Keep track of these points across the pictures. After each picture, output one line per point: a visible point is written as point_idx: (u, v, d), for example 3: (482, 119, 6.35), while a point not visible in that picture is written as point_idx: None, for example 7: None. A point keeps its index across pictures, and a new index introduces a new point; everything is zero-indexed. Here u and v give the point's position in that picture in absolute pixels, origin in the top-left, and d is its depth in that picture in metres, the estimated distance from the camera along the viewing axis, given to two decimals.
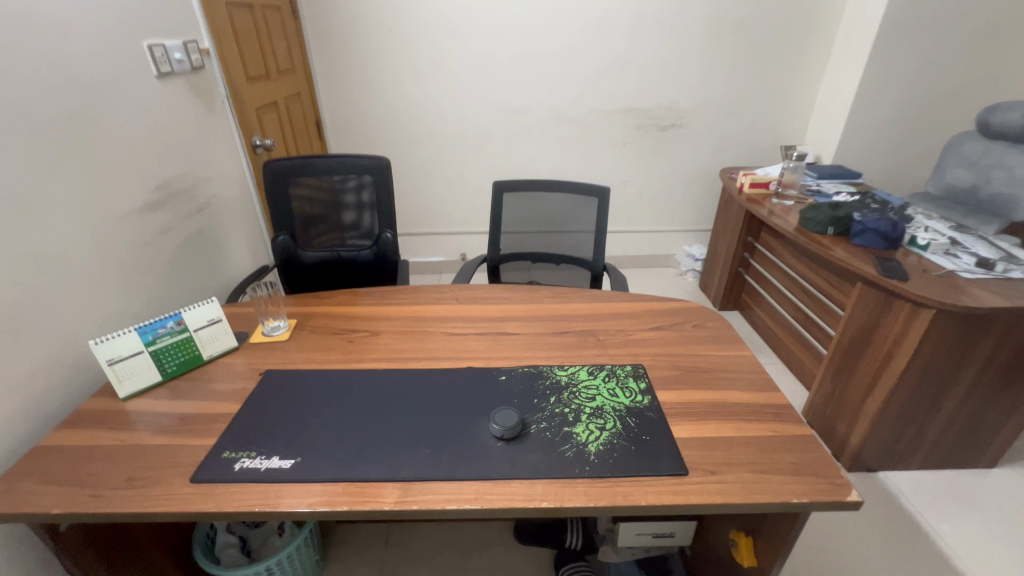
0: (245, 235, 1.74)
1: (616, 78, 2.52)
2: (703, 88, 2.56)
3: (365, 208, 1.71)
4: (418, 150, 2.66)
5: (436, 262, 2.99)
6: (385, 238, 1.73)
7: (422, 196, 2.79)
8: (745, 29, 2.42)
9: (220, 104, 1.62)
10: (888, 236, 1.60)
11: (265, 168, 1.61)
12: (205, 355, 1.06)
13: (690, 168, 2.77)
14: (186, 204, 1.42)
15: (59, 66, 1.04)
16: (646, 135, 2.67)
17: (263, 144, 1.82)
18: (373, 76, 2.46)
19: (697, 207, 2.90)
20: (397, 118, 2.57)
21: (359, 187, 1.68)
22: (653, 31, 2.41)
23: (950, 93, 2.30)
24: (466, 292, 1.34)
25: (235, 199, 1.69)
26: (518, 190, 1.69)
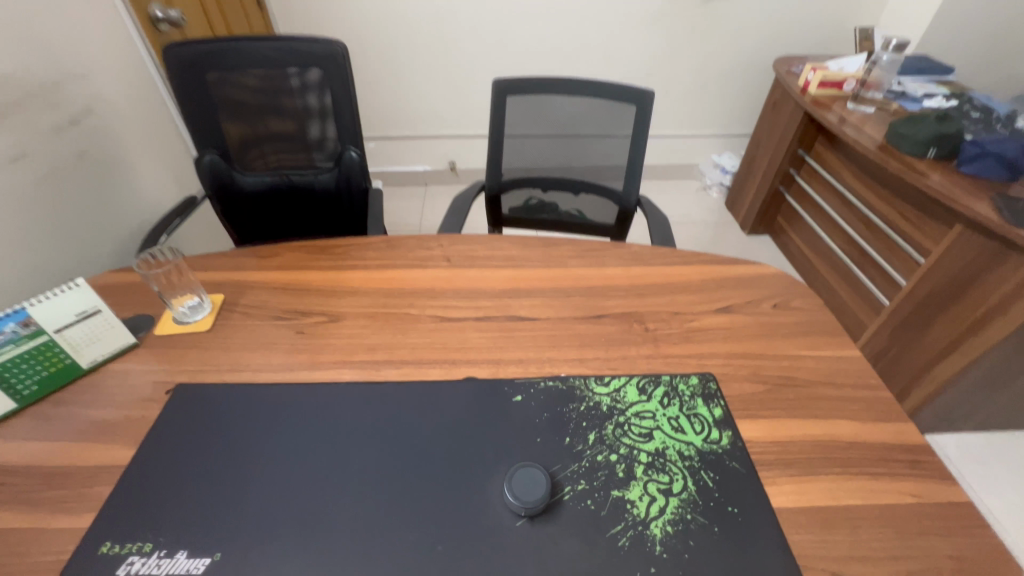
0: (159, 153, 1.29)
1: None
2: None
3: (317, 115, 1.25)
4: (389, 26, 2.05)
5: (420, 172, 2.54)
6: (349, 158, 1.30)
7: (398, 88, 2.24)
8: None
9: None
10: (1011, 164, 1.22)
11: (166, 52, 1.12)
12: (83, 363, 0.73)
13: (733, 56, 2.22)
14: (45, 111, 0.97)
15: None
16: (684, 9, 2.07)
17: (168, 16, 1.24)
18: None
19: (733, 106, 2.40)
20: None
21: (307, 84, 1.21)
22: None
23: None
24: (460, 249, 0.98)
25: (136, 101, 1.22)
26: (527, 92, 1.24)
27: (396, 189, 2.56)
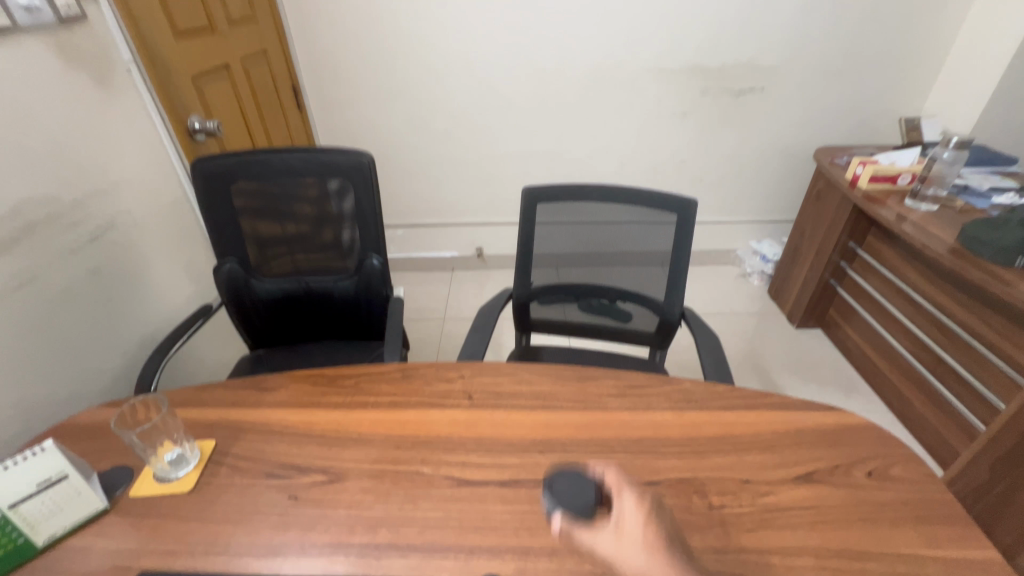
0: (176, 261, 1.27)
1: (680, 25, 1.89)
2: (796, 40, 1.92)
3: (340, 222, 1.21)
4: (420, 123, 2.11)
5: (447, 257, 2.50)
6: (370, 266, 1.24)
7: (428, 179, 2.27)
8: None
9: (121, 73, 1.12)
10: None
11: (195, 165, 1.11)
12: (38, 540, 0.62)
13: (767, 145, 2.17)
14: (61, 233, 0.96)
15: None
16: (715, 101, 2.06)
17: (204, 126, 1.30)
18: (364, 24, 1.89)
19: (770, 193, 2.32)
20: (395, 80, 2.01)
21: (332, 193, 1.18)
22: None
23: None
24: (483, 382, 0.87)
25: (161, 212, 1.22)
26: (559, 200, 1.17)
27: (421, 274, 2.52)
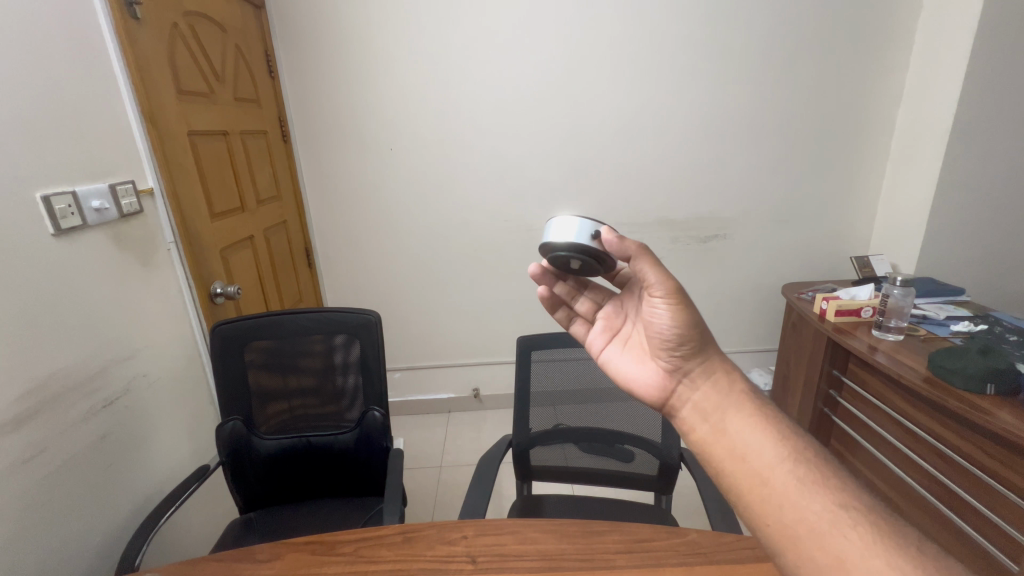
0: (179, 420, 1.30)
1: (646, 189, 2.19)
2: (746, 196, 2.22)
3: (345, 375, 1.27)
4: (421, 275, 2.30)
5: (443, 399, 2.51)
6: (372, 418, 1.27)
7: (427, 324, 2.39)
8: (792, 131, 2.13)
9: (162, 253, 1.28)
10: None
11: (214, 330, 1.21)
12: None
13: (738, 283, 2.37)
14: (80, 401, 1.01)
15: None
16: (685, 248, 2.30)
17: (225, 290, 1.47)
18: (372, 198, 2.17)
19: (749, 325, 2.46)
20: (399, 240, 2.24)
21: (339, 348, 1.26)
22: (685, 140, 2.12)
23: None
24: (487, 544, 0.84)
25: (173, 372, 1.29)
26: (551, 346, 1.26)
27: (417, 418, 2.50)
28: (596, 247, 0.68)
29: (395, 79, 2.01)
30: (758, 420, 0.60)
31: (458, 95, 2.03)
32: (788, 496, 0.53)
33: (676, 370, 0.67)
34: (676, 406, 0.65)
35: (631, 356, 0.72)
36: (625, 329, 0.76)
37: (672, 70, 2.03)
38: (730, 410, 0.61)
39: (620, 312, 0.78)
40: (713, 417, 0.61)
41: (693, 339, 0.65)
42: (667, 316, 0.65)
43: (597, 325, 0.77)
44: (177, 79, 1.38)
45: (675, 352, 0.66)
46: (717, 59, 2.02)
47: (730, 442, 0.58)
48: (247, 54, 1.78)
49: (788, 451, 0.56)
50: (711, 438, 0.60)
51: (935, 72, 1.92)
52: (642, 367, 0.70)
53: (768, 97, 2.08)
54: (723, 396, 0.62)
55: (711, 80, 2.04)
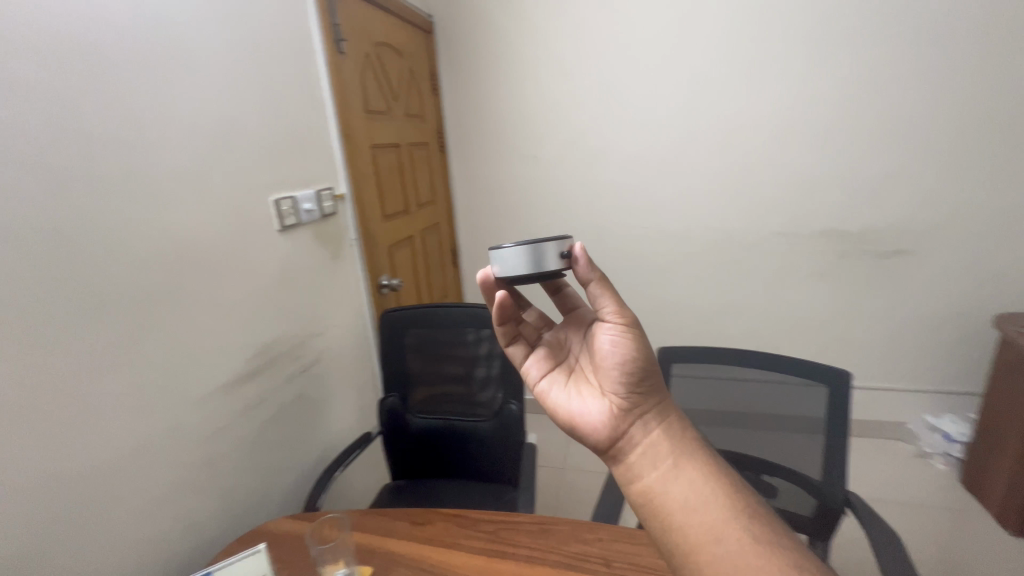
0: (352, 390, 1.53)
1: (810, 197, 1.95)
2: (949, 206, 1.85)
3: (488, 368, 1.37)
4: None
5: None
6: (510, 410, 1.35)
7: None
8: (1023, 125, 1.71)
9: (347, 248, 1.52)
10: None
11: (383, 316, 1.39)
12: None
13: (931, 310, 1.98)
14: (288, 365, 1.25)
15: (163, 219, 0.94)
16: (858, 264, 1.99)
17: (390, 283, 1.69)
18: (514, 203, 2.29)
19: (941, 362, 2.03)
20: (536, 244, 2.32)
21: (484, 342, 1.36)
22: (866, 140, 1.84)
23: None
24: (622, 550, 0.84)
25: (350, 349, 1.52)
26: (694, 361, 1.20)
27: (542, 418, 2.56)
28: (558, 265, 0.64)
29: (543, 91, 2.10)
30: (699, 468, 0.56)
31: (603, 102, 2.04)
32: (738, 557, 0.50)
33: (623, 412, 0.61)
34: (624, 451, 0.59)
35: (573, 392, 0.65)
36: (566, 361, 0.70)
37: (853, 61, 1.78)
38: (681, 456, 0.57)
39: (561, 343, 0.72)
40: (665, 464, 0.57)
41: (648, 377, 0.61)
42: (619, 347, 0.61)
43: (535, 352, 0.71)
44: (367, 100, 1.63)
45: (626, 391, 0.61)
46: (918, 45, 1.72)
47: (679, 493, 0.55)
48: (418, 75, 2.03)
49: (735, 506, 0.54)
50: (657, 486, 0.56)
51: None
52: (586, 401, 0.64)
53: (990, 84, 1.70)
54: (673, 442, 0.59)
55: (907, 70, 1.74)
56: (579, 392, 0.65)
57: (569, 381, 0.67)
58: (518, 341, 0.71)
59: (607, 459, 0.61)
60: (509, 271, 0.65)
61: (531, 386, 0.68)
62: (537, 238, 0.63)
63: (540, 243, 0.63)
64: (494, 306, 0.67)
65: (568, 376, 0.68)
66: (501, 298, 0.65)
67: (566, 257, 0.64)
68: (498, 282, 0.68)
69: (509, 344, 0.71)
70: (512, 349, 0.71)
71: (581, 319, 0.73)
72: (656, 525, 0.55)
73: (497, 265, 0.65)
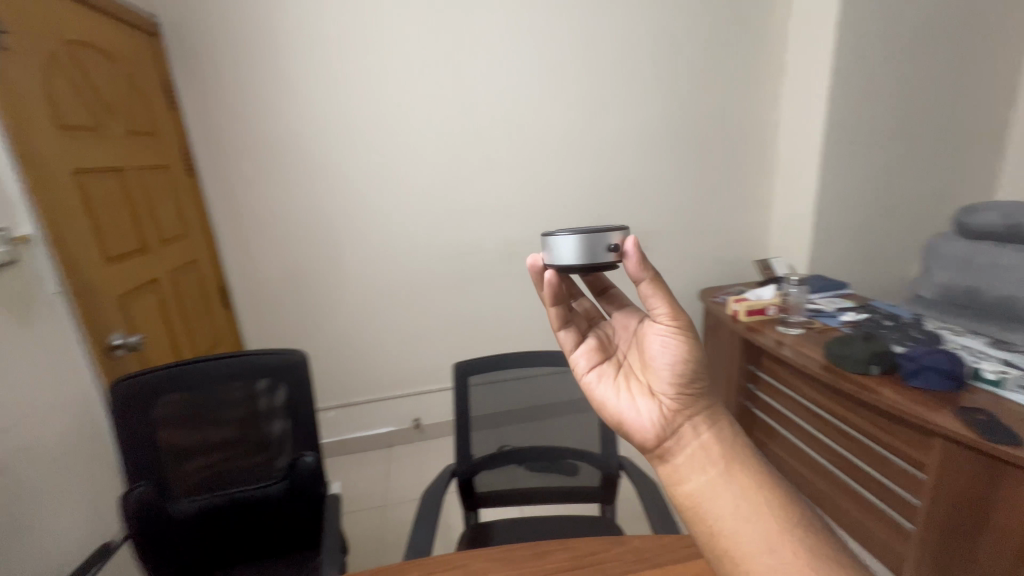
0: (64, 498, 1.14)
1: (568, 207, 2.27)
2: (662, 208, 2.38)
3: (273, 421, 1.19)
4: (349, 308, 2.19)
5: (385, 433, 2.40)
6: (303, 462, 1.20)
7: (359, 359, 2.27)
8: (693, 148, 2.33)
9: (42, 305, 1.14)
10: (952, 374, 1.28)
11: (113, 388, 1.07)
12: None
13: None
14: None
15: None
16: None
17: (125, 341, 1.34)
18: (290, 229, 2.06)
19: None
20: (323, 272, 2.13)
21: (263, 392, 1.18)
22: (601, 158, 2.24)
23: (904, 194, 2.30)
24: None
25: (53, 444, 1.14)
26: (487, 369, 1.26)
27: (357, 458, 2.36)
28: (610, 257, 0.68)
29: (310, 106, 1.94)
30: (736, 478, 0.59)
31: (377, 121, 2.00)
32: (795, 566, 0.53)
33: (673, 413, 0.65)
34: (672, 451, 0.63)
35: (623, 387, 0.70)
36: (615, 356, 0.75)
37: (585, 92, 2.15)
38: (734, 462, 0.60)
39: (613, 337, 0.78)
40: (714, 469, 0.59)
41: (696, 381, 0.65)
42: (668, 350, 0.65)
43: (587, 343, 0.76)
44: (58, 106, 1.26)
45: (675, 391, 0.65)
46: (624, 82, 2.18)
47: (726, 501, 0.57)
48: (139, 83, 1.66)
49: (785, 515, 0.56)
50: (705, 492, 0.59)
51: (805, 92, 2.21)
52: (634, 401, 0.68)
53: (670, 116, 2.26)
54: (721, 445, 0.62)
55: (620, 102, 2.20)
56: (629, 390, 0.69)
57: (618, 376, 0.72)
58: (569, 329, 0.76)
59: (656, 458, 0.65)
60: (562, 258, 0.70)
61: (578, 376, 0.73)
62: (596, 229, 0.68)
63: (594, 233, 0.67)
64: (546, 289, 0.72)
65: (618, 370, 0.73)
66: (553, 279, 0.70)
67: (616, 251, 0.68)
68: (551, 266, 0.73)
69: (561, 329, 0.76)
70: (564, 336, 0.76)
71: (635, 316, 0.78)
72: (703, 530, 0.57)
73: (551, 249, 0.71)
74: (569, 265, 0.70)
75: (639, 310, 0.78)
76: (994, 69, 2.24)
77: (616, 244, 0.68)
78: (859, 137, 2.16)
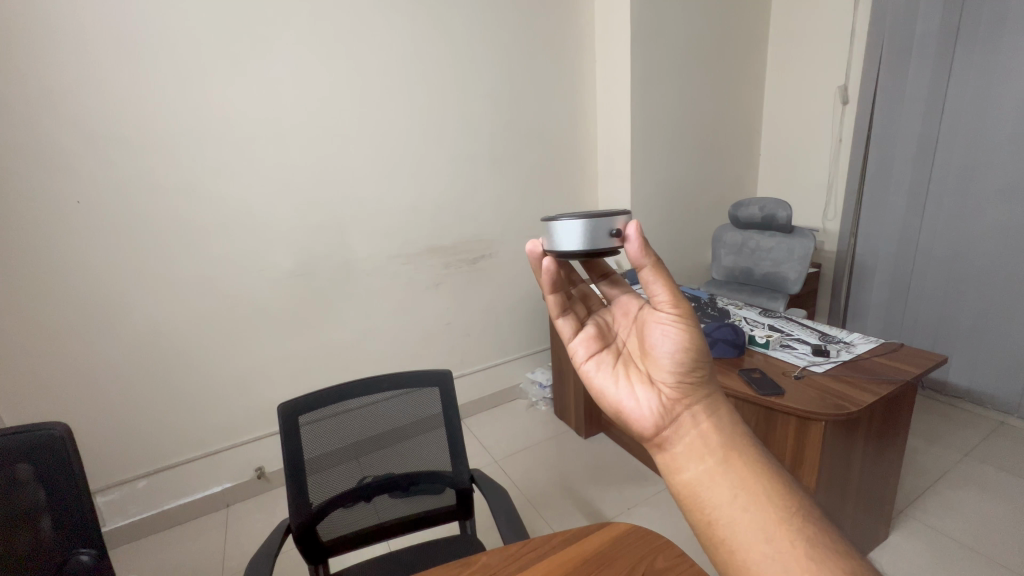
0: None
1: (409, 219, 2.22)
2: (501, 215, 2.47)
3: (21, 519, 0.91)
4: (151, 354, 1.82)
5: (217, 492, 2.05)
6: (76, 564, 0.94)
7: (172, 411, 1.90)
8: (524, 156, 2.47)
9: None
10: (736, 342, 1.54)
11: None
12: None
13: (510, 296, 2.60)
14: None
15: None
16: (457, 270, 2.40)
17: None
18: (50, 266, 1.62)
19: (525, 334, 2.71)
20: (107, 313, 1.73)
21: (0, 485, 0.89)
22: (437, 168, 2.24)
23: (694, 194, 2.74)
24: None
25: None
26: (319, 405, 1.14)
27: (180, 531, 1.97)
28: (611, 243, 0.65)
29: (69, 108, 1.56)
30: (738, 468, 0.58)
31: (170, 130, 1.70)
32: (791, 553, 0.52)
33: (672, 403, 0.63)
34: (671, 441, 0.62)
35: (624, 377, 0.67)
36: (614, 344, 0.72)
37: (415, 102, 2.13)
38: (731, 451, 0.60)
39: (613, 324, 0.75)
40: (711, 459, 0.59)
41: (697, 368, 0.64)
42: (670, 338, 0.64)
43: (585, 330, 0.73)
44: None
45: (674, 380, 0.64)
46: (453, 94, 2.21)
47: (724, 490, 0.57)
48: None
49: (787, 501, 0.56)
50: (704, 481, 0.58)
51: (612, 107, 2.51)
52: (637, 391, 0.65)
53: (501, 128, 2.37)
54: (720, 434, 0.61)
55: (451, 113, 2.23)
56: (629, 378, 0.67)
57: (618, 364, 0.69)
58: (568, 316, 0.73)
59: (657, 446, 0.63)
60: (563, 245, 0.67)
61: (578, 365, 0.71)
62: (599, 214, 0.64)
63: (596, 219, 0.64)
64: (544, 277, 0.69)
65: (616, 358, 0.70)
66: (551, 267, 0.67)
67: (620, 236, 0.65)
68: (548, 252, 0.69)
69: (559, 317, 0.73)
70: (562, 323, 0.74)
71: (634, 301, 0.74)
72: (702, 520, 0.57)
73: (552, 234, 0.67)
74: (572, 251, 0.67)
75: (637, 295, 0.75)
76: (742, 92, 2.81)
77: (618, 229, 0.65)
78: (656, 147, 2.52)
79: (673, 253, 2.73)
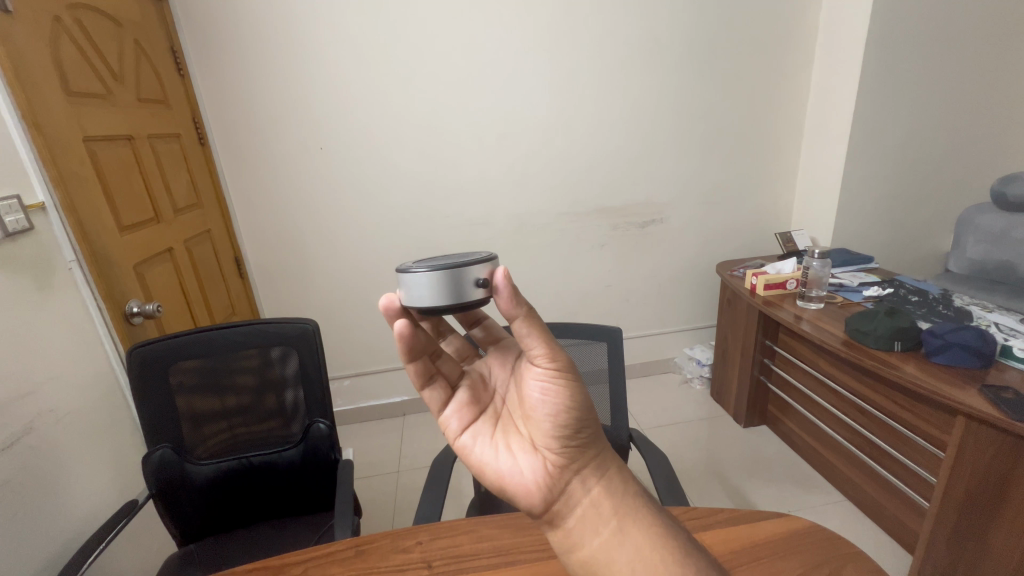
0: (89, 456, 1.22)
1: (583, 177, 2.22)
2: (680, 179, 2.31)
3: (286, 388, 1.20)
4: (361, 279, 2.20)
5: (398, 402, 2.44)
6: (316, 430, 1.22)
7: (373, 329, 2.29)
8: (715, 114, 2.23)
9: (61, 274, 1.19)
10: (980, 352, 1.23)
11: (131, 353, 1.10)
12: None
13: (677, 265, 2.46)
14: None
15: None
16: (624, 233, 2.35)
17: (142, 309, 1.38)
18: (300, 201, 2.04)
19: (688, 307, 2.56)
20: (334, 242, 2.12)
21: (276, 360, 1.19)
22: (619, 125, 2.17)
23: (940, 161, 2.17)
24: (442, 546, 0.82)
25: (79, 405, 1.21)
26: None
27: (370, 425, 2.41)
28: (479, 295, 0.58)
29: (319, 72, 1.89)
30: (643, 534, 0.51)
31: (389, 87, 1.95)
32: None
33: (556, 469, 0.54)
34: (563, 513, 0.53)
35: (501, 443, 0.58)
36: (490, 405, 0.63)
37: (604, 56, 2.06)
38: (626, 516, 0.52)
39: (484, 381, 0.66)
40: (607, 528, 0.51)
41: (583, 426, 0.55)
42: (549, 396, 0.55)
43: (456, 397, 0.63)
44: (64, 69, 1.24)
45: (559, 444, 0.54)
46: (646, 44, 2.07)
47: (624, 561, 0.49)
48: (148, 51, 1.63)
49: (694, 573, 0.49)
50: (601, 557, 0.51)
51: (837, 55, 2.09)
52: (514, 459, 0.56)
53: (693, 82, 2.17)
54: (614, 499, 0.53)
55: (641, 66, 2.10)
56: (508, 446, 0.57)
57: (497, 431, 0.59)
58: (434, 383, 0.63)
59: (546, 521, 0.55)
60: (419, 299, 0.59)
61: (452, 439, 0.60)
62: (457, 263, 0.57)
63: (456, 268, 0.57)
64: (401, 341, 0.58)
65: (495, 424, 0.60)
66: (406, 326, 0.57)
67: (484, 287, 0.57)
68: (405, 309, 0.60)
69: (425, 386, 0.63)
70: (429, 394, 0.63)
71: (512, 355, 0.66)
72: None
73: (406, 288, 0.59)
74: (434, 307, 0.59)
75: (514, 348, 0.67)
76: None
77: (485, 278, 0.58)
78: (894, 102, 2.04)
79: (891, 234, 2.25)
